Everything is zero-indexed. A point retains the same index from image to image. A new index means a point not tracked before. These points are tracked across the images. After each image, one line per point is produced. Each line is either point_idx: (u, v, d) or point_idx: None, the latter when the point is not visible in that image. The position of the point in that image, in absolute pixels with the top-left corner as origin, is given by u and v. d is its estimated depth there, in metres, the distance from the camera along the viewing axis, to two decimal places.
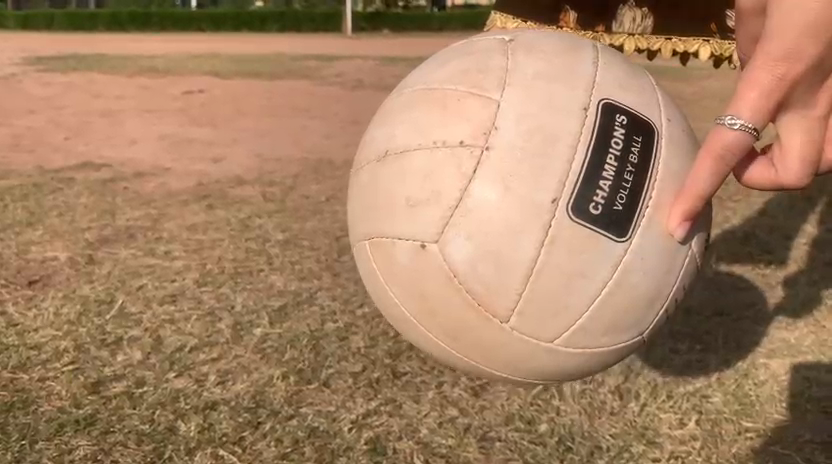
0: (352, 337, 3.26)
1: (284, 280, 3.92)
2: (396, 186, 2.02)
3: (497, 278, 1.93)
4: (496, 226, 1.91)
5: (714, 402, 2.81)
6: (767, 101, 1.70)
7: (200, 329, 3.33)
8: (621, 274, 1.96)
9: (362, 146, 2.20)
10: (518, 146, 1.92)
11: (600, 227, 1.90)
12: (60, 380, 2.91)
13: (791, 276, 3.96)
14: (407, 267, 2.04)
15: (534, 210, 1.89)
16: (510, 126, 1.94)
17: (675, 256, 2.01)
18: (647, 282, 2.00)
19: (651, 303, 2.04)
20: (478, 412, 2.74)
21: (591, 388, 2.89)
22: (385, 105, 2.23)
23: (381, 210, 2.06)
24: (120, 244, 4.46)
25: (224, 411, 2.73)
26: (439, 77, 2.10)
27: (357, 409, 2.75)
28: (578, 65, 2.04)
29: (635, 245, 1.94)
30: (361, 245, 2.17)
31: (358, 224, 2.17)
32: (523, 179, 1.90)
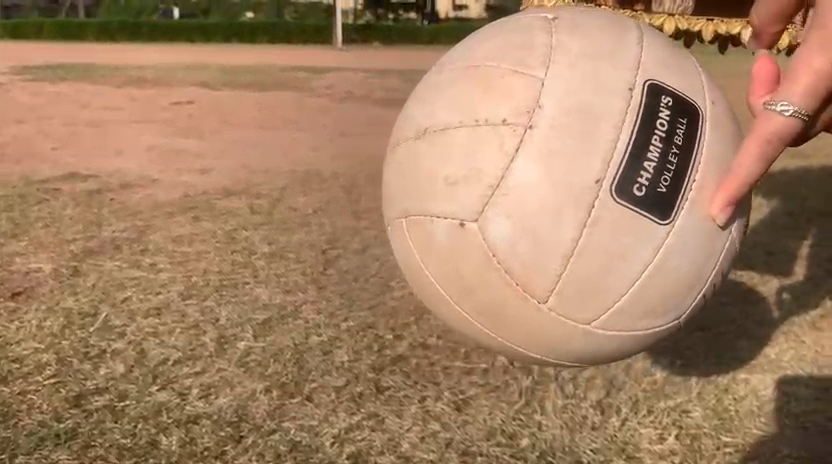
0: (336, 351, 3.27)
1: (270, 293, 3.92)
2: (439, 164, 2.21)
3: (536, 255, 2.12)
4: (538, 205, 2.10)
5: (694, 417, 2.84)
6: (818, 90, 2.01)
7: (183, 343, 3.33)
8: (661, 254, 2.15)
9: (402, 121, 2.38)
10: (560, 129, 2.11)
11: (642, 207, 2.09)
12: (41, 394, 2.90)
13: (772, 291, 4.00)
14: (447, 246, 2.22)
15: (577, 190, 2.08)
16: (553, 108, 2.13)
17: (713, 237, 2.20)
18: (685, 261, 2.18)
19: (689, 281, 2.22)
20: (461, 427, 2.75)
21: (573, 402, 2.91)
22: (426, 80, 2.40)
23: (423, 187, 2.24)
24: (105, 256, 4.45)
25: (206, 424, 2.74)
26: (482, 56, 2.27)
27: (340, 423, 2.76)
28: (618, 49, 2.21)
29: (677, 223, 2.14)
30: (400, 224, 2.35)
31: (398, 200, 2.35)
32: (564, 160, 2.09)
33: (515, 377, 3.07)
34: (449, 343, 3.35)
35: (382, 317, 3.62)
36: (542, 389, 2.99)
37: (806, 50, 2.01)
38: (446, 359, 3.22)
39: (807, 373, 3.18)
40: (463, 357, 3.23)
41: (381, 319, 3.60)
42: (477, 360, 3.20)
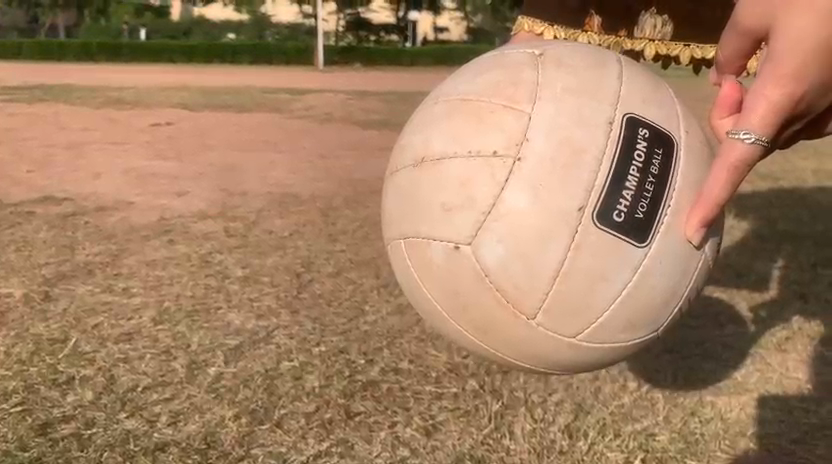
0: (307, 376, 3.27)
1: (243, 317, 3.92)
2: (433, 193, 2.20)
3: (527, 280, 2.13)
4: (528, 229, 2.10)
5: (660, 439, 2.87)
6: (776, 117, 1.88)
7: (153, 369, 3.31)
8: (641, 277, 2.14)
9: (397, 149, 2.38)
10: (549, 157, 2.11)
11: (623, 232, 2.09)
12: (8, 422, 2.88)
13: (740, 314, 4.06)
14: (442, 267, 2.22)
15: (563, 217, 2.07)
16: (542, 136, 2.13)
17: (690, 260, 2.19)
18: (663, 284, 2.18)
19: (667, 301, 2.22)
20: (430, 453, 2.76)
21: (541, 426, 2.93)
22: (421, 109, 2.40)
23: (418, 212, 2.24)
24: (77, 280, 4.43)
25: (173, 452, 2.73)
26: (475, 86, 2.27)
27: (308, 450, 2.76)
28: (607, 80, 2.22)
29: (655, 249, 2.12)
30: (396, 244, 2.36)
31: (394, 223, 2.36)
32: (553, 187, 2.09)
33: (484, 402, 3.10)
34: (421, 368, 3.37)
35: (354, 342, 3.63)
36: (511, 414, 3.01)
37: (761, 76, 1.88)
38: (417, 383, 3.24)
39: (772, 395, 3.23)
40: (434, 382, 3.25)
41: (353, 343, 3.62)
42: (448, 384, 3.22)
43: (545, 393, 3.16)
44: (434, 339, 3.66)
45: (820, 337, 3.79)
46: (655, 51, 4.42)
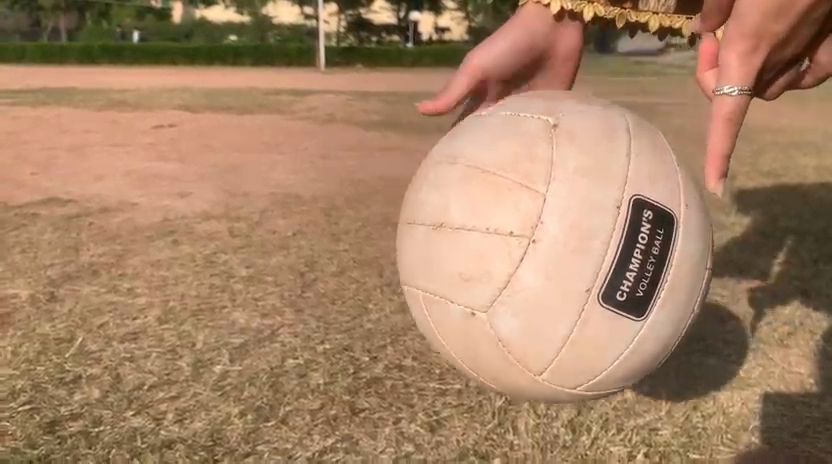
0: (311, 374, 3.29)
1: (248, 317, 3.94)
2: (451, 263, 2.37)
3: (535, 346, 2.35)
4: (543, 293, 2.28)
5: (662, 434, 2.90)
6: (752, 62, 2.15)
7: (159, 367, 3.34)
8: (637, 342, 2.36)
9: (414, 203, 2.52)
10: (563, 219, 2.26)
11: (625, 310, 2.30)
12: (15, 421, 2.92)
13: (741, 309, 4.08)
14: (459, 326, 2.44)
15: (573, 297, 2.27)
16: (555, 210, 2.27)
17: (682, 305, 2.40)
18: (657, 341, 2.40)
19: (661, 352, 2.45)
20: (434, 448, 2.81)
21: (544, 421, 2.95)
22: (439, 164, 2.50)
23: (435, 274, 2.42)
24: (82, 280, 4.46)
25: (180, 449, 2.77)
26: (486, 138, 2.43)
27: (314, 445, 2.80)
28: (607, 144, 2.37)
29: (650, 321, 2.34)
30: (413, 290, 2.55)
31: (412, 268, 2.53)
32: (567, 264, 2.24)
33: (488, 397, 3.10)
34: (424, 365, 3.39)
35: (358, 340, 3.65)
36: (514, 408, 3.03)
37: (732, 41, 2.14)
38: (421, 380, 3.26)
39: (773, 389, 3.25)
40: (438, 378, 3.26)
41: (357, 341, 3.64)
42: (452, 381, 3.24)
43: None
44: None
45: (822, 333, 3.80)
46: (660, 24, 3.43)
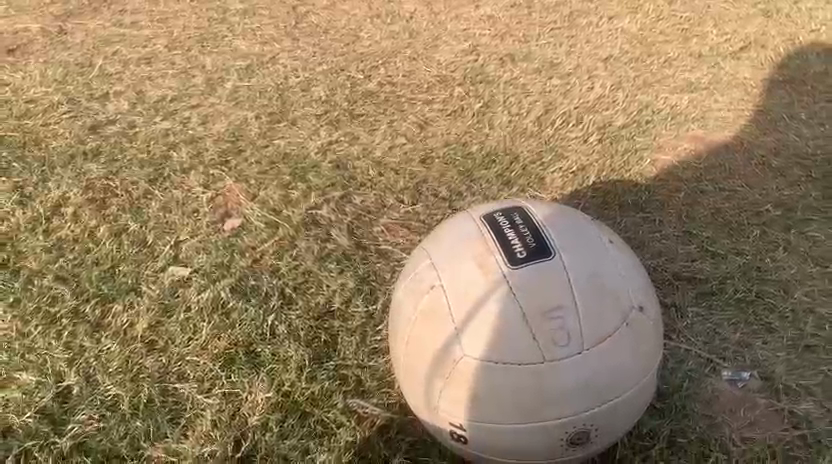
0: (313, 89, 3.50)
1: (248, 46, 3.89)
2: (450, 297, 1.47)
3: (535, 331, 1.38)
4: (517, 392, 1.39)
5: (615, 125, 3.23)
6: None
7: (178, 84, 3.53)
8: (624, 377, 1.42)
9: (414, 277, 1.58)
10: (495, 402, 1.41)
11: (598, 375, 1.40)
12: (62, 125, 3.19)
13: (705, 31, 4.21)
14: (440, 326, 1.47)
15: (599, 278, 1.43)
16: (588, 279, 1.42)
17: (641, 393, 1.48)
18: (639, 389, 1.46)
19: (640, 397, 1.48)
20: (423, 140, 3.14)
21: (517, 119, 3.30)
22: (436, 239, 1.61)
23: (438, 296, 1.49)
24: (79, 13, 4.15)
25: (208, 142, 3.06)
26: (536, 265, 1.42)
27: (321, 139, 3.10)
28: (658, 351, 1.51)
29: (630, 369, 1.43)
30: (436, 242, 1.58)
31: (441, 239, 1.58)
32: (558, 289, 1.40)
33: (468, 103, 3.45)
34: (413, 81, 3.62)
35: (352, 62, 3.75)
36: (490, 112, 3.37)
37: None
38: (411, 93, 3.52)
39: (718, 93, 3.62)
40: (425, 92, 3.54)
41: (352, 63, 3.74)
42: (439, 93, 3.52)
43: (522, 97, 3.48)
44: (427, 59, 3.83)
45: (765, 39, 4.14)
46: None
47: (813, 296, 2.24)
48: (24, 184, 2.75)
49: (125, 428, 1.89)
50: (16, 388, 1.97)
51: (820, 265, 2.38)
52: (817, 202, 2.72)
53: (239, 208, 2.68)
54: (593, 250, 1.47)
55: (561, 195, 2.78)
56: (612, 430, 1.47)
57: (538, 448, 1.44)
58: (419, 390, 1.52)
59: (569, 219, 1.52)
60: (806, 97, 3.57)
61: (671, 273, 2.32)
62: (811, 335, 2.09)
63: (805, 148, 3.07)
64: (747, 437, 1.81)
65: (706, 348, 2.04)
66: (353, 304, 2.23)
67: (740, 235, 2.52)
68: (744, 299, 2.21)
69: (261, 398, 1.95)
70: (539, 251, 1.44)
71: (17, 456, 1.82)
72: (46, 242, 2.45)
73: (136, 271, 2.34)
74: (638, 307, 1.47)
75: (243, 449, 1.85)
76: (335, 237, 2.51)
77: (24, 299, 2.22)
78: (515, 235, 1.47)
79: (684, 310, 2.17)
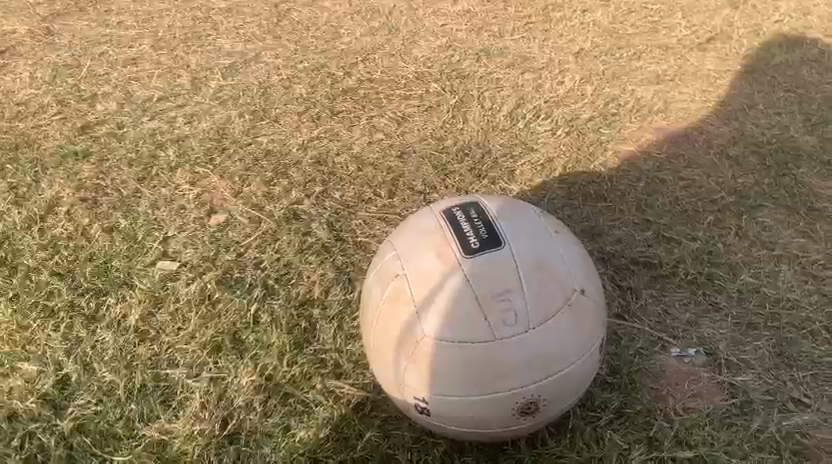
0: (295, 86, 3.62)
1: (231, 44, 3.99)
2: (412, 284, 1.63)
3: (485, 312, 1.55)
4: (471, 368, 1.56)
5: (583, 118, 3.39)
6: None
7: (163, 84, 3.63)
8: (566, 353, 1.60)
9: (382, 265, 1.74)
10: (452, 376, 1.58)
11: (543, 351, 1.57)
12: (53, 126, 3.29)
13: (674, 23, 4.33)
14: (405, 309, 1.63)
15: (544, 265, 1.61)
16: (533, 266, 1.59)
17: (585, 367, 1.66)
18: (581, 363, 1.64)
19: (583, 370, 1.66)
20: (400, 135, 3.28)
21: (490, 113, 3.44)
22: (402, 230, 1.77)
23: (402, 283, 1.65)
24: (65, 14, 4.22)
25: (194, 141, 3.19)
26: (487, 253, 1.59)
27: (302, 136, 3.24)
28: (599, 329, 1.69)
29: (572, 346, 1.61)
30: (402, 233, 1.74)
31: (406, 230, 1.74)
32: (506, 275, 1.57)
33: (444, 98, 3.56)
34: (391, 77, 3.73)
35: (332, 59, 3.86)
36: (466, 106, 3.50)
37: None
38: (389, 89, 3.64)
39: (682, 85, 3.74)
40: (403, 87, 3.65)
41: (333, 60, 3.85)
42: (415, 89, 3.63)
43: (496, 92, 3.61)
44: (405, 55, 3.94)
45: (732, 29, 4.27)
46: None
47: (759, 277, 2.42)
48: (19, 185, 2.89)
49: (120, 411, 2.04)
50: (18, 376, 2.12)
51: (767, 248, 2.56)
52: (768, 189, 2.89)
53: (224, 204, 2.82)
54: (539, 239, 1.64)
55: (530, 185, 2.94)
56: (558, 400, 1.65)
57: (492, 417, 1.62)
58: (386, 367, 1.69)
59: (518, 212, 1.68)
60: (766, 87, 3.66)
61: (628, 259, 2.49)
62: (754, 313, 2.27)
63: (761, 137, 3.23)
64: (689, 407, 1.99)
65: (657, 327, 2.22)
66: (331, 293, 2.39)
67: (694, 221, 2.69)
68: (695, 281, 2.39)
69: (246, 381, 2.11)
70: (490, 241, 1.60)
71: (22, 438, 1.97)
72: (41, 240, 2.59)
73: (128, 266, 2.48)
74: (579, 290, 1.64)
75: (230, 427, 2.01)
76: (315, 231, 2.66)
77: (23, 294, 2.37)
78: (470, 227, 1.63)
79: (639, 292, 2.34)
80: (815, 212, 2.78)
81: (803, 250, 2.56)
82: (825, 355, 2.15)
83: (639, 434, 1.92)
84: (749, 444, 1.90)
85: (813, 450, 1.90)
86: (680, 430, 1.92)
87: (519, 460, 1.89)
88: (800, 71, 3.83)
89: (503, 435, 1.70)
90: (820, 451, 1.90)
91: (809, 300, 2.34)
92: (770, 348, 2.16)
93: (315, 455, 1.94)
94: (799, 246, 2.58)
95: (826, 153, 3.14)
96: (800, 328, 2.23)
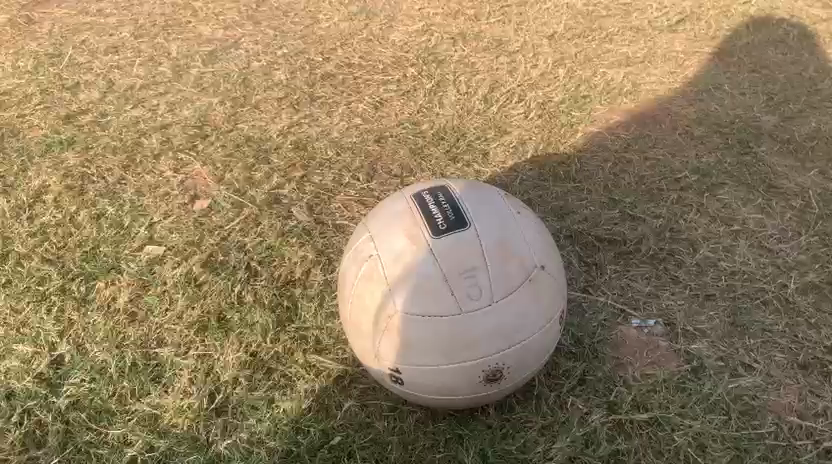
0: (275, 72, 3.68)
1: (211, 30, 4.02)
2: (385, 265, 1.75)
3: (453, 290, 1.68)
4: (440, 341, 1.70)
5: (555, 101, 3.49)
6: None
7: (144, 72, 3.68)
8: (528, 325, 1.74)
9: (357, 247, 1.85)
10: (423, 349, 1.71)
11: (506, 324, 1.71)
12: (38, 116, 3.35)
13: (646, 5, 4.24)
14: (378, 288, 1.75)
15: (507, 246, 1.73)
16: (497, 247, 1.72)
17: (546, 338, 1.81)
18: (543, 335, 1.79)
19: (545, 341, 1.81)
20: (379, 120, 3.37)
21: (465, 97, 3.53)
22: (376, 212, 1.88)
23: (375, 264, 1.77)
24: (44, 1, 4.21)
25: (177, 128, 3.27)
26: (455, 235, 1.70)
27: (282, 122, 3.32)
28: (559, 302, 1.83)
29: (534, 318, 1.75)
30: (376, 215, 1.85)
31: (379, 213, 1.85)
32: (471, 255, 1.69)
33: (420, 83, 3.63)
34: (369, 62, 3.78)
35: (311, 44, 3.90)
36: (442, 90, 3.58)
37: None
38: (367, 74, 3.70)
39: (652, 67, 3.77)
40: (381, 72, 3.71)
41: (311, 46, 3.90)
42: (393, 73, 3.69)
43: (471, 76, 3.68)
44: (382, 40, 3.95)
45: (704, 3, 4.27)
46: None
47: (716, 252, 2.57)
48: (6, 174, 2.96)
49: (113, 388, 2.16)
50: (14, 358, 2.23)
51: (726, 224, 2.70)
52: (730, 168, 3.02)
53: (207, 189, 2.91)
54: (503, 221, 1.76)
55: (503, 168, 3.06)
56: (521, 368, 1.80)
57: (461, 385, 1.77)
58: (361, 341, 1.82)
59: (483, 195, 1.80)
60: (731, 68, 3.74)
61: (594, 236, 2.63)
62: (711, 285, 2.44)
63: (725, 118, 3.35)
64: (648, 373, 2.18)
65: (620, 300, 2.39)
66: (312, 274, 2.51)
67: (659, 200, 2.83)
68: (657, 257, 2.55)
69: (232, 358, 2.23)
70: (457, 223, 1.72)
71: (20, 415, 2.08)
72: (31, 227, 2.68)
73: (116, 251, 2.58)
74: (540, 267, 1.78)
75: (217, 401, 2.13)
76: (296, 214, 2.77)
77: (15, 280, 2.47)
78: (438, 210, 1.74)
79: (604, 268, 2.50)
80: (773, 189, 2.92)
81: (760, 226, 2.70)
82: (774, 324, 2.32)
83: (600, 399, 2.11)
84: (701, 406, 2.09)
85: (760, 410, 2.09)
86: (638, 395, 2.11)
87: (489, 426, 2.06)
88: (766, 50, 3.88)
89: (473, 401, 1.86)
90: (766, 411, 2.09)
91: (763, 272, 2.50)
92: (724, 318, 2.34)
93: (298, 425, 2.07)
94: (756, 222, 2.72)
95: (786, 132, 3.27)
96: (753, 299, 2.40)
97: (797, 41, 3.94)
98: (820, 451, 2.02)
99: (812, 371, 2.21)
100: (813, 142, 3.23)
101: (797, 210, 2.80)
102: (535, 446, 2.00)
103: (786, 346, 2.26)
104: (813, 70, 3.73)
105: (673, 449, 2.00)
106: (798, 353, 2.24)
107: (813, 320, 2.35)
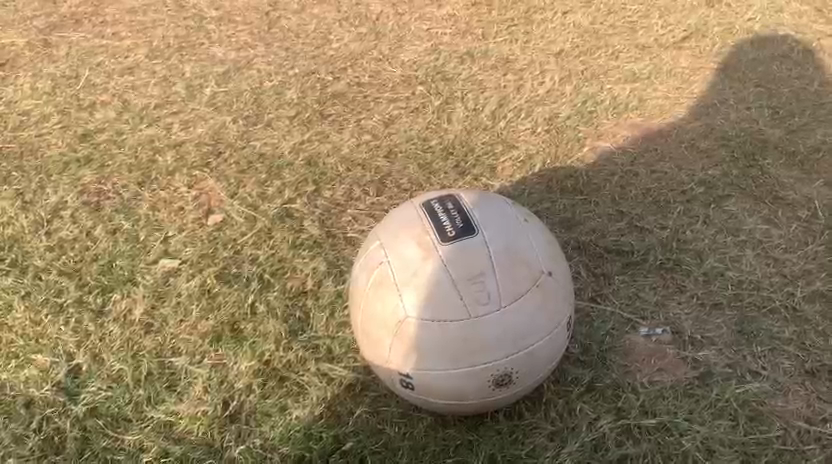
0: (286, 91, 3.75)
1: (224, 52, 4.10)
2: (395, 271, 1.79)
3: (461, 294, 1.72)
4: (450, 345, 1.73)
5: (562, 116, 3.55)
6: None
7: (159, 92, 3.76)
8: (536, 329, 1.78)
9: (368, 256, 1.89)
10: (432, 353, 1.75)
11: (514, 328, 1.75)
12: (55, 134, 3.43)
13: (651, 22, 4.29)
14: (388, 294, 1.79)
15: (514, 251, 1.77)
16: (505, 254, 1.76)
17: (555, 343, 1.84)
18: (551, 339, 1.82)
19: (553, 346, 1.84)
20: (388, 136, 3.42)
21: (473, 113, 3.58)
22: (387, 221, 1.92)
23: (386, 270, 1.81)
24: (60, 25, 4.31)
25: (190, 146, 3.34)
26: (463, 242, 1.75)
27: (294, 139, 3.38)
28: (567, 308, 1.86)
29: (542, 322, 1.78)
30: (385, 224, 1.90)
31: (389, 221, 1.90)
32: (480, 261, 1.74)
33: (429, 100, 3.68)
34: (378, 80, 3.85)
35: (322, 64, 3.97)
36: (451, 107, 3.64)
37: None
38: (376, 92, 3.76)
39: (658, 83, 3.82)
40: (390, 90, 3.77)
41: (322, 65, 3.97)
42: (402, 91, 3.75)
43: (478, 93, 3.73)
44: (392, 59, 4.02)
45: (709, 18, 4.32)
46: None
47: (723, 261, 2.59)
48: (25, 191, 3.03)
49: (129, 395, 2.20)
50: (33, 367, 2.28)
51: (732, 234, 2.73)
52: (736, 179, 3.05)
53: (221, 204, 2.97)
54: (510, 228, 1.80)
55: (509, 182, 3.10)
56: (529, 373, 1.83)
57: (471, 388, 1.80)
58: (372, 349, 1.86)
59: (491, 203, 1.84)
60: (737, 83, 3.78)
61: (602, 247, 2.66)
62: (718, 293, 2.47)
63: (731, 131, 3.39)
64: (655, 380, 2.20)
65: (627, 308, 2.42)
66: (324, 285, 2.55)
67: (665, 211, 2.86)
68: (664, 266, 2.57)
69: (245, 367, 2.27)
70: (465, 230, 1.76)
71: (39, 421, 2.13)
72: (49, 242, 2.74)
73: (131, 264, 2.64)
74: (548, 274, 1.81)
75: (231, 408, 2.17)
76: (308, 227, 2.82)
77: (34, 292, 2.52)
78: (447, 218, 1.78)
79: (611, 278, 2.53)
80: (779, 200, 2.94)
81: (767, 236, 2.73)
82: (782, 331, 2.34)
83: (607, 405, 2.13)
84: (708, 412, 2.12)
85: (767, 415, 2.11)
86: (645, 401, 2.13)
87: (498, 431, 2.08)
88: (772, 65, 3.92)
89: (483, 406, 1.89)
90: (773, 416, 2.11)
91: (770, 281, 2.52)
92: (732, 326, 2.36)
93: (310, 431, 2.11)
94: (763, 232, 2.75)
95: (792, 145, 3.30)
96: (761, 307, 2.42)
97: (801, 56, 3.98)
98: (827, 455, 2.04)
99: (820, 377, 2.22)
100: (818, 154, 3.25)
101: (803, 221, 2.83)
102: (544, 451, 2.03)
103: (793, 353, 2.28)
104: (818, 84, 3.77)
105: (681, 454, 2.02)
106: (805, 360, 2.26)
107: (821, 327, 2.36)
